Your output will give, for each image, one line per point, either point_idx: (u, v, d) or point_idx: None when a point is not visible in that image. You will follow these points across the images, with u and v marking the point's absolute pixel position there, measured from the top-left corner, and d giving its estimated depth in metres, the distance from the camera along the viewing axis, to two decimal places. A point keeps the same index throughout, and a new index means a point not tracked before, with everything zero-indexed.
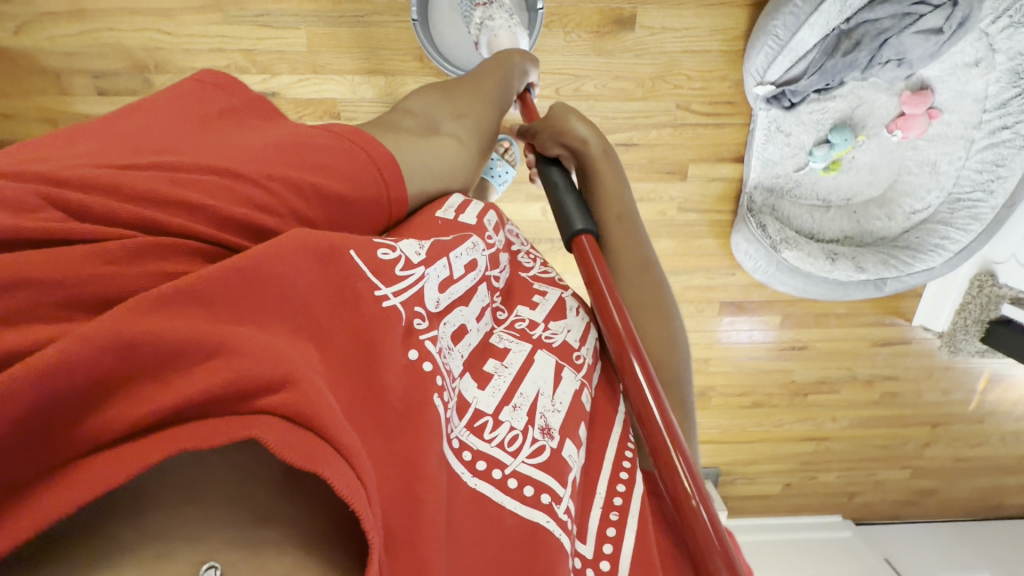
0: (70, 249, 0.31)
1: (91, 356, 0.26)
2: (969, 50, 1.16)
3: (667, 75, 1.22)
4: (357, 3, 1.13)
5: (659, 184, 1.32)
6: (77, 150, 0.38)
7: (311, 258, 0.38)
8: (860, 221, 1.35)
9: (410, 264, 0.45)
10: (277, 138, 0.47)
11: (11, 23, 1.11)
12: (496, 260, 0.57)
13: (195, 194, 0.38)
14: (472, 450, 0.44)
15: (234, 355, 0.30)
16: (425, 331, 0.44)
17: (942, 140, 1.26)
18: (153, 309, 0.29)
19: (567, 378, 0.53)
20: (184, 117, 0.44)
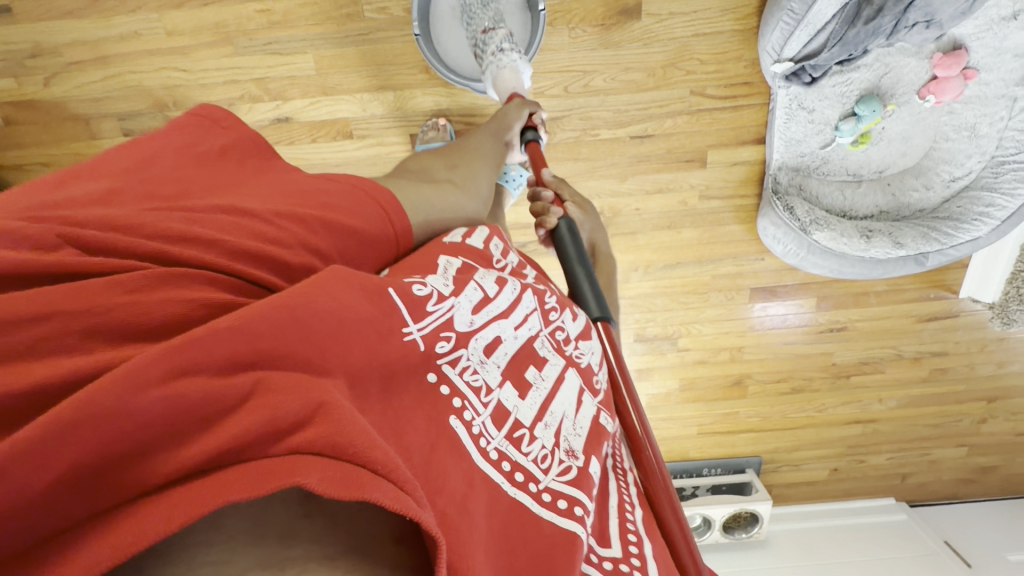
0: (88, 284, 0.32)
1: (138, 405, 0.27)
2: (1005, 2, 1.08)
3: (678, 62, 1.19)
4: (360, 21, 1.13)
5: (679, 173, 1.29)
6: (87, 184, 0.40)
7: (354, 293, 0.39)
8: (896, 194, 1.29)
9: (441, 298, 0.46)
10: (284, 179, 0.48)
11: (39, 76, 1.16)
12: (521, 275, 0.61)
13: (206, 228, 0.39)
14: (510, 461, 0.43)
15: (270, 394, 0.31)
16: (447, 354, 0.44)
17: (980, 102, 1.18)
18: (195, 349, 0.30)
19: (587, 403, 0.54)
20: (190, 158, 0.45)
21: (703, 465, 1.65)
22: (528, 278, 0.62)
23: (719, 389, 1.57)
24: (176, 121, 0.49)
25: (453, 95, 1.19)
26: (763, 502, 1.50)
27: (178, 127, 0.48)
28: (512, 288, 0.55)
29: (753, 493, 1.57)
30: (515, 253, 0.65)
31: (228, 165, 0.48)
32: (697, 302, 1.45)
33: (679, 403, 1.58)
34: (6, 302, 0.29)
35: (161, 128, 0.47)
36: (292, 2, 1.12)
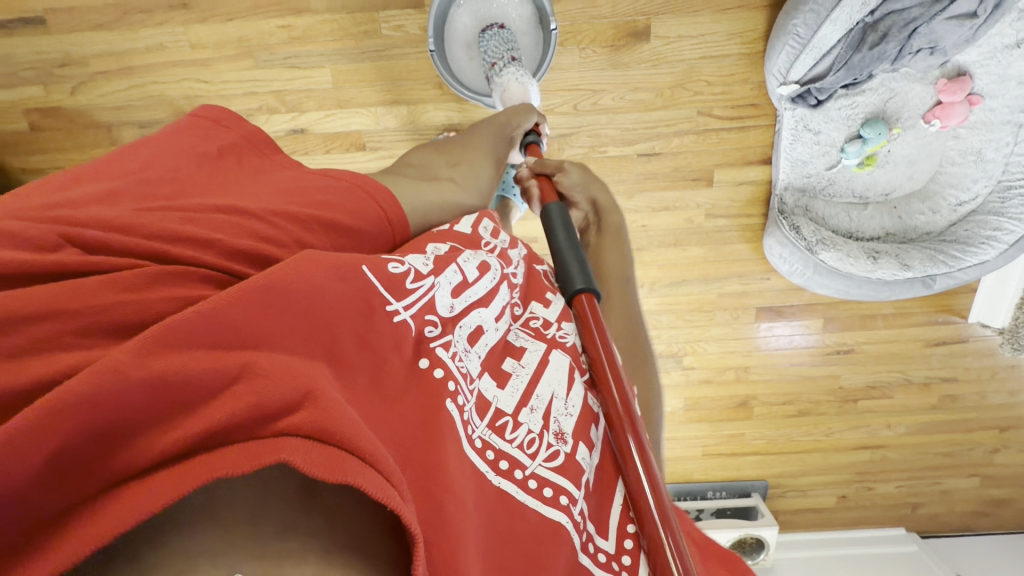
0: (86, 283, 0.34)
1: (122, 389, 0.28)
2: (1008, 31, 1.11)
3: (686, 83, 1.21)
4: (377, 37, 1.17)
5: (685, 192, 1.30)
6: (88, 185, 0.41)
7: (330, 270, 0.39)
8: (902, 216, 1.29)
9: (420, 276, 0.46)
10: (279, 183, 0.49)
11: (66, 84, 1.21)
12: (507, 258, 0.58)
13: (202, 229, 0.41)
14: (494, 450, 0.45)
15: (253, 375, 0.32)
16: (438, 338, 0.46)
17: (986, 127, 1.19)
18: (169, 334, 0.30)
19: (578, 384, 0.51)
20: (188, 161, 0.47)
21: (708, 488, 1.62)
22: (514, 255, 0.60)
23: (724, 409, 1.55)
24: (184, 125, 0.50)
25: (465, 110, 1.22)
26: (768, 528, 1.47)
27: (181, 130, 0.50)
28: (493, 276, 0.53)
29: (759, 518, 1.53)
30: (508, 232, 0.62)
31: (226, 166, 0.49)
32: (703, 320, 1.45)
33: (684, 423, 1.56)
34: (11, 298, 0.31)
35: (164, 132, 0.49)
36: (313, 19, 1.16)
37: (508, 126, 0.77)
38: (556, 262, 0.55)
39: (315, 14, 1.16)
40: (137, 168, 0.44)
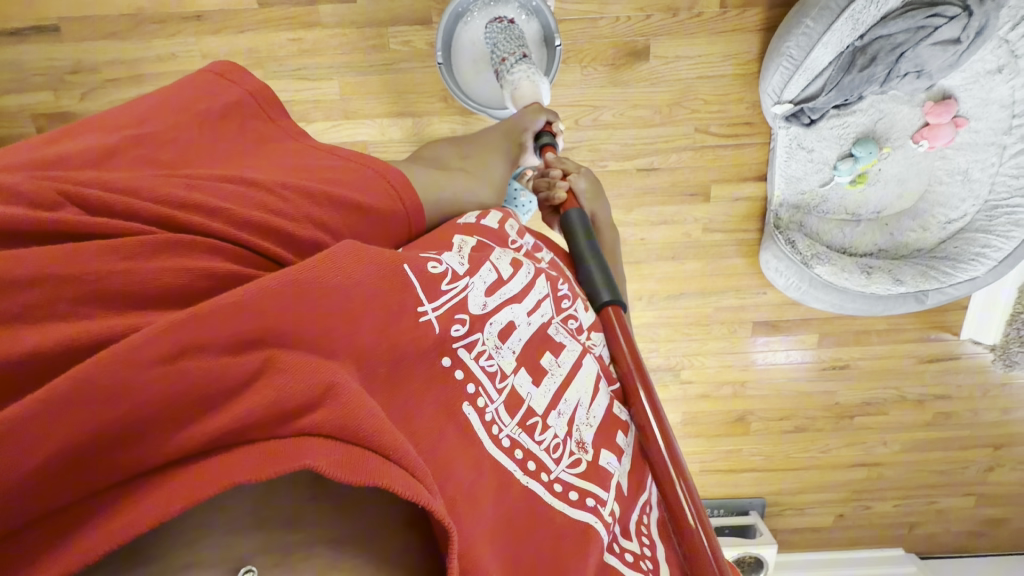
0: (104, 245, 0.37)
1: (150, 385, 0.31)
2: (989, 58, 1.15)
3: (684, 101, 1.25)
4: (385, 52, 1.20)
5: (682, 206, 1.33)
6: (107, 147, 0.45)
7: (370, 271, 0.42)
8: (893, 233, 1.33)
9: (455, 277, 0.49)
10: (290, 161, 0.53)
11: (76, 90, 1.22)
12: (535, 257, 0.62)
13: (216, 199, 0.45)
14: (523, 449, 0.47)
15: (288, 376, 0.35)
16: (463, 338, 0.48)
17: (971, 148, 1.24)
18: (195, 331, 0.33)
19: (602, 392, 0.56)
20: (201, 139, 0.51)
21: (706, 505, 1.61)
22: (541, 254, 0.63)
23: (722, 424, 1.55)
24: (195, 93, 0.54)
25: (469, 123, 1.24)
26: (768, 546, 1.45)
27: (192, 100, 0.53)
28: (526, 271, 0.57)
29: (758, 536, 1.52)
30: (531, 233, 0.64)
31: (234, 139, 0.53)
32: (701, 333, 1.46)
33: (683, 437, 1.56)
34: (28, 254, 0.34)
35: (177, 100, 0.52)
36: (323, 33, 1.19)
37: (523, 127, 0.79)
38: (581, 274, 0.63)
39: (325, 29, 1.19)
40: (151, 141, 0.48)
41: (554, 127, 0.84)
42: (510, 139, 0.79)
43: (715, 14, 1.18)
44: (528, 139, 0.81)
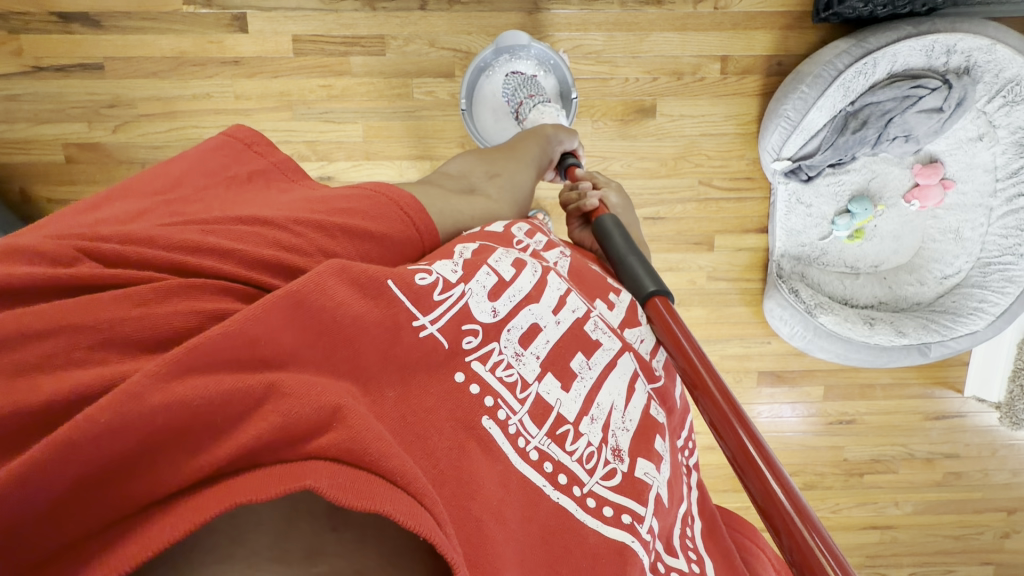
0: (102, 297, 0.33)
1: (139, 415, 0.27)
2: (970, 127, 1.24)
3: (688, 156, 1.32)
4: (408, 100, 1.28)
5: (688, 254, 1.37)
6: (119, 207, 0.41)
7: (350, 284, 0.37)
8: (892, 287, 1.38)
9: (448, 285, 0.44)
10: (303, 195, 0.48)
11: (110, 123, 1.28)
12: (541, 256, 0.54)
13: (223, 240, 0.40)
14: (551, 461, 0.42)
15: (282, 396, 0.31)
16: (475, 350, 0.42)
17: (960, 209, 1.31)
18: (198, 356, 0.29)
19: (640, 389, 0.50)
20: (214, 182, 0.46)
21: None
22: (552, 256, 0.56)
23: (729, 479, 1.51)
24: (208, 140, 0.49)
25: None
26: None
27: (211, 150, 0.48)
28: (533, 270, 0.50)
29: None
30: (543, 232, 0.59)
31: (252, 184, 0.48)
32: None
33: None
34: (24, 313, 0.30)
35: (195, 150, 0.48)
36: (351, 81, 1.26)
37: (553, 138, 0.83)
38: (622, 271, 0.58)
39: (353, 77, 1.26)
40: (168, 191, 0.44)
41: (577, 152, 0.90)
42: (540, 150, 0.80)
43: (718, 79, 1.27)
44: (556, 155, 0.85)
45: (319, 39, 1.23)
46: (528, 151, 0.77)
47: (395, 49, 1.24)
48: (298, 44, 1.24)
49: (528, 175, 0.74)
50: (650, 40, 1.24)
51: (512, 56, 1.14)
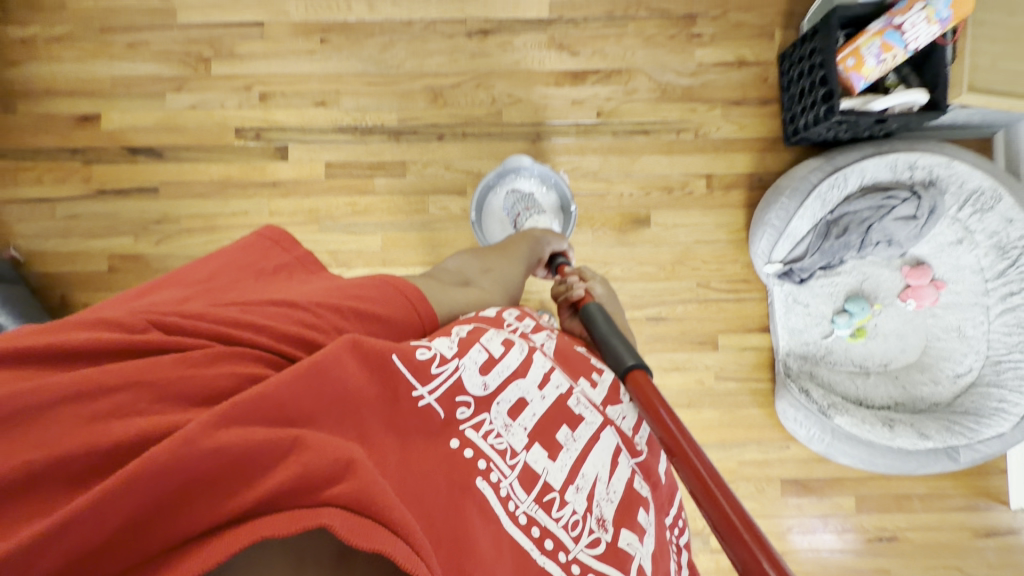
0: (164, 359, 0.41)
1: (194, 458, 0.36)
2: (947, 232, 1.32)
3: (685, 260, 1.40)
4: (425, 214, 1.41)
5: (693, 354, 1.39)
6: (169, 293, 0.50)
7: (361, 359, 0.46)
8: (905, 386, 1.36)
9: (444, 360, 0.50)
10: (321, 284, 0.57)
11: (155, 236, 1.42)
12: (530, 338, 0.59)
13: (258, 317, 0.48)
14: (540, 527, 0.48)
15: (305, 449, 0.39)
16: (468, 420, 0.50)
17: (957, 307, 1.34)
18: (238, 411, 0.39)
19: (623, 463, 0.56)
20: (247, 274, 0.56)
21: None
22: (540, 337, 0.61)
23: None
24: (243, 240, 0.59)
25: None
26: None
27: (244, 248, 0.58)
28: (520, 348, 0.56)
29: None
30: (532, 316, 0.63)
31: (278, 276, 0.57)
32: None
33: None
34: (105, 369, 0.39)
35: (231, 247, 0.58)
36: (374, 198, 1.41)
37: (542, 239, 0.92)
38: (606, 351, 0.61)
39: (376, 195, 1.41)
40: (208, 281, 0.53)
41: (567, 254, 0.97)
42: (529, 249, 0.88)
43: (705, 193, 1.39)
44: (546, 254, 0.93)
45: (348, 164, 1.41)
46: (518, 251, 0.86)
47: (415, 171, 1.40)
48: (331, 169, 1.41)
49: (518, 271, 0.82)
50: (640, 161, 1.39)
51: (515, 173, 1.29)
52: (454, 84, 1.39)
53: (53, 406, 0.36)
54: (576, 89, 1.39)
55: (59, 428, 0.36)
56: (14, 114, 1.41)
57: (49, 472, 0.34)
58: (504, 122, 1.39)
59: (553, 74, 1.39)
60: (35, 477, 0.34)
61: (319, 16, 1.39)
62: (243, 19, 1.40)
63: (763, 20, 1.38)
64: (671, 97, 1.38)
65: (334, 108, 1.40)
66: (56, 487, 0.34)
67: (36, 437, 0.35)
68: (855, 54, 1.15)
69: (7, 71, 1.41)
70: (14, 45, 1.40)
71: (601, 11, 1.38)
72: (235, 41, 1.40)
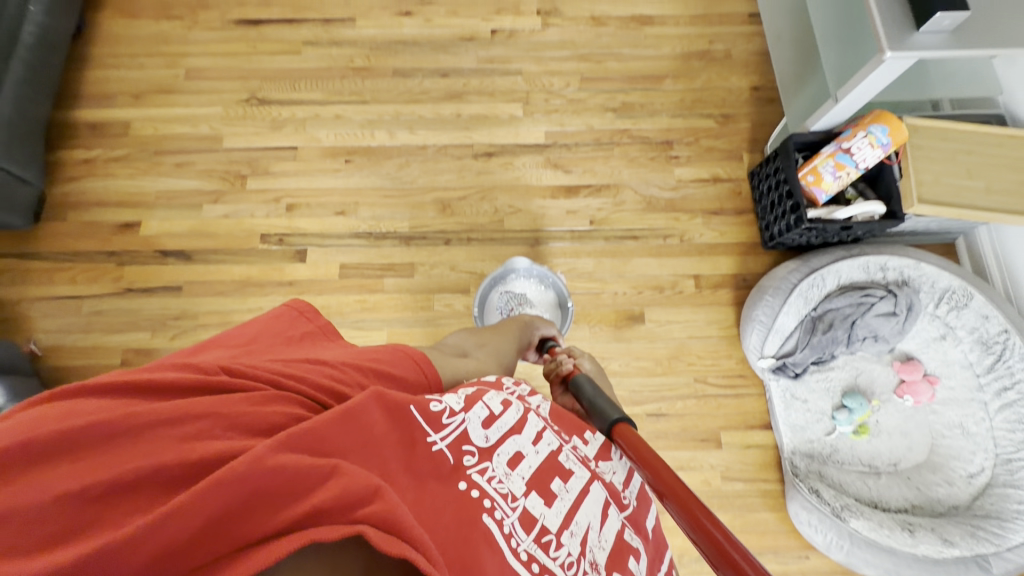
0: (231, 396, 0.45)
1: (255, 472, 0.39)
2: (930, 328, 1.38)
3: (680, 356, 1.44)
4: (430, 311, 1.48)
5: (697, 451, 1.37)
6: (214, 352, 0.54)
7: (384, 408, 0.48)
8: (920, 487, 1.31)
9: (453, 413, 0.52)
10: (349, 349, 0.62)
11: (171, 331, 1.48)
12: (527, 401, 0.58)
13: (299, 370, 0.52)
14: (539, 565, 0.45)
15: (344, 473, 0.42)
16: (474, 466, 0.50)
17: (955, 403, 1.36)
18: (296, 439, 0.42)
19: (613, 516, 0.52)
20: (281, 340, 0.60)
21: None
22: (536, 399, 0.60)
23: None
24: (276, 311, 0.64)
25: None
26: None
27: (276, 318, 0.63)
28: (518, 408, 0.56)
29: None
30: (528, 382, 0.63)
31: (306, 343, 0.62)
32: None
33: None
34: (186, 402, 0.43)
35: (265, 317, 0.63)
36: (382, 296, 1.50)
37: (532, 323, 1.00)
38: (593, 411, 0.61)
39: (385, 293, 1.50)
40: (246, 345, 0.58)
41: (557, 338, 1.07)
42: (520, 332, 0.96)
43: (694, 291, 1.48)
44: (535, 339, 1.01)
45: (361, 266, 1.52)
46: (511, 330, 0.93)
47: (422, 272, 1.51)
48: (344, 270, 1.52)
49: (509, 348, 0.89)
50: (632, 263, 1.50)
51: (512, 273, 1.39)
52: (461, 197, 1.56)
53: (147, 427, 0.40)
54: (570, 201, 1.55)
55: (149, 446, 0.39)
56: (63, 221, 1.56)
57: (137, 483, 0.38)
58: (505, 229, 1.53)
59: (549, 189, 1.56)
60: (125, 487, 0.37)
61: (346, 142, 1.61)
62: (279, 145, 1.61)
63: (732, 146, 1.58)
64: (656, 208, 1.54)
65: (352, 217, 1.56)
66: (143, 498, 0.37)
67: (131, 452, 0.39)
68: (814, 171, 1.30)
69: (65, 185, 1.59)
70: (77, 164, 1.61)
71: (590, 138, 1.60)
72: (271, 161, 1.60)
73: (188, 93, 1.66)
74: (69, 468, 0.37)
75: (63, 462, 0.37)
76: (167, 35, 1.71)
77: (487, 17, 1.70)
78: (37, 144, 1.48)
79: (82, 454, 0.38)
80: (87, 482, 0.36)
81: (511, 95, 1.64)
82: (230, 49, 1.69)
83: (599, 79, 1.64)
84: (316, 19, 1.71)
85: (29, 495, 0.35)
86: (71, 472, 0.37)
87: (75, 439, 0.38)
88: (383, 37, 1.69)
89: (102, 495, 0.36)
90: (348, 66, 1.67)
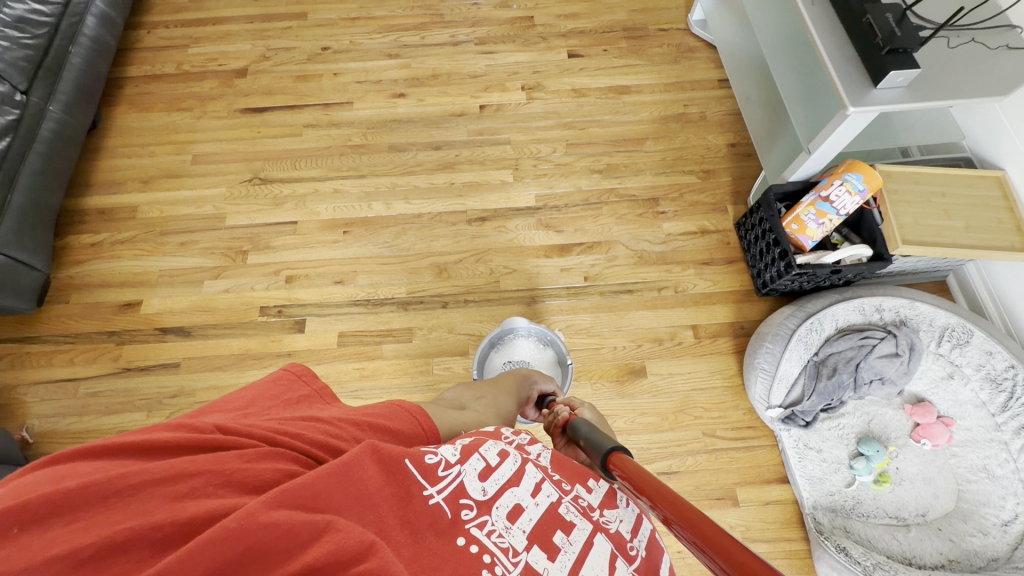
0: (227, 453, 0.45)
1: (247, 531, 0.39)
2: (936, 367, 1.36)
3: (685, 409, 1.41)
4: (430, 376, 1.47)
5: (712, 511, 1.31)
6: (209, 416, 0.53)
7: (380, 462, 0.47)
8: (953, 538, 1.25)
9: (449, 465, 0.50)
10: (344, 405, 0.60)
11: (168, 410, 1.46)
12: (526, 450, 0.55)
13: (293, 428, 0.51)
14: None
15: (336, 531, 0.40)
16: (472, 520, 0.47)
17: (974, 444, 1.31)
18: (290, 495, 0.41)
19: (623, 570, 0.46)
20: (278, 402, 0.59)
21: None
22: (536, 447, 0.56)
23: None
24: (273, 375, 0.64)
25: None
26: None
27: (273, 380, 0.62)
28: (515, 458, 0.53)
29: None
30: (528, 430, 0.60)
31: (303, 403, 0.60)
32: None
33: None
34: (182, 460, 0.43)
35: (262, 380, 0.62)
36: (382, 362, 1.49)
37: (530, 377, 0.99)
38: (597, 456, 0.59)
39: (384, 359, 1.49)
40: (243, 407, 0.57)
41: (556, 394, 1.05)
42: (518, 385, 0.95)
43: (693, 342, 1.48)
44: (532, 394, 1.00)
45: (360, 333, 1.52)
46: (509, 383, 0.92)
47: (421, 336, 1.51)
48: (343, 338, 1.52)
49: (506, 402, 0.87)
50: (629, 316, 1.51)
51: (511, 333, 1.39)
52: (457, 261, 1.60)
53: (140, 486, 0.40)
54: (563, 258, 1.58)
55: (142, 506, 0.39)
56: (65, 303, 1.58)
57: (126, 543, 0.37)
58: (501, 289, 1.55)
59: (543, 248, 1.60)
60: (115, 548, 0.37)
61: (344, 215, 1.67)
62: (281, 220, 1.67)
63: (715, 199, 1.64)
64: (648, 261, 1.57)
65: (351, 285, 1.58)
66: (132, 558, 0.37)
67: (124, 513, 0.39)
68: (797, 220, 1.34)
69: (71, 269, 1.63)
70: (84, 248, 1.66)
71: (579, 199, 1.66)
72: (272, 236, 1.65)
73: (194, 175, 1.74)
74: (63, 530, 0.37)
75: (58, 524, 0.38)
76: (177, 125, 1.82)
77: (476, 94, 1.82)
78: (47, 231, 1.53)
79: (76, 516, 0.38)
80: (78, 544, 0.36)
81: (502, 162, 1.72)
82: (236, 135, 1.80)
83: (584, 144, 1.74)
84: (317, 104, 1.83)
85: (24, 558, 0.36)
86: (64, 534, 0.37)
87: (70, 502, 0.38)
88: (379, 116, 1.81)
89: (90, 558, 0.36)
90: (346, 143, 1.77)
